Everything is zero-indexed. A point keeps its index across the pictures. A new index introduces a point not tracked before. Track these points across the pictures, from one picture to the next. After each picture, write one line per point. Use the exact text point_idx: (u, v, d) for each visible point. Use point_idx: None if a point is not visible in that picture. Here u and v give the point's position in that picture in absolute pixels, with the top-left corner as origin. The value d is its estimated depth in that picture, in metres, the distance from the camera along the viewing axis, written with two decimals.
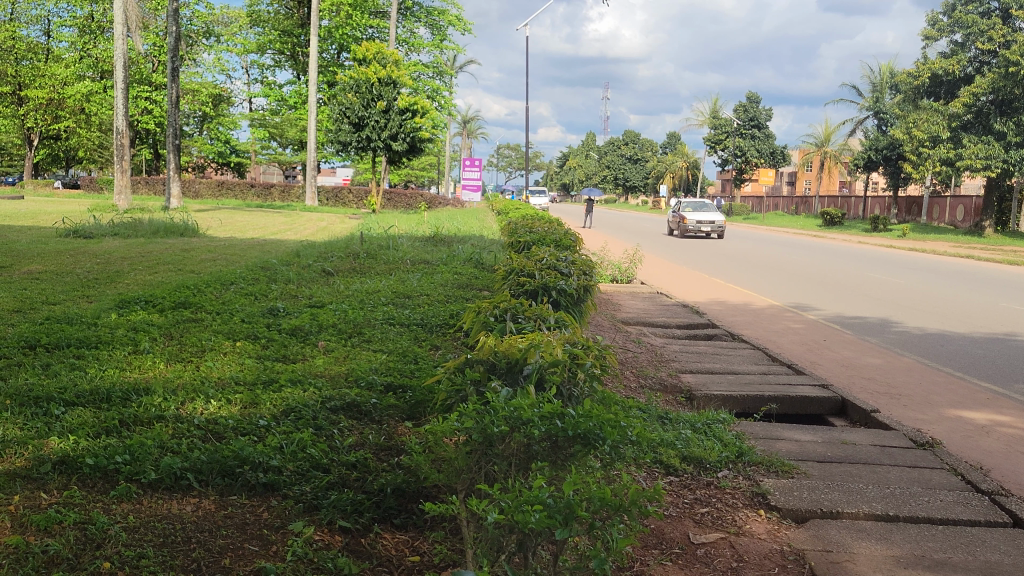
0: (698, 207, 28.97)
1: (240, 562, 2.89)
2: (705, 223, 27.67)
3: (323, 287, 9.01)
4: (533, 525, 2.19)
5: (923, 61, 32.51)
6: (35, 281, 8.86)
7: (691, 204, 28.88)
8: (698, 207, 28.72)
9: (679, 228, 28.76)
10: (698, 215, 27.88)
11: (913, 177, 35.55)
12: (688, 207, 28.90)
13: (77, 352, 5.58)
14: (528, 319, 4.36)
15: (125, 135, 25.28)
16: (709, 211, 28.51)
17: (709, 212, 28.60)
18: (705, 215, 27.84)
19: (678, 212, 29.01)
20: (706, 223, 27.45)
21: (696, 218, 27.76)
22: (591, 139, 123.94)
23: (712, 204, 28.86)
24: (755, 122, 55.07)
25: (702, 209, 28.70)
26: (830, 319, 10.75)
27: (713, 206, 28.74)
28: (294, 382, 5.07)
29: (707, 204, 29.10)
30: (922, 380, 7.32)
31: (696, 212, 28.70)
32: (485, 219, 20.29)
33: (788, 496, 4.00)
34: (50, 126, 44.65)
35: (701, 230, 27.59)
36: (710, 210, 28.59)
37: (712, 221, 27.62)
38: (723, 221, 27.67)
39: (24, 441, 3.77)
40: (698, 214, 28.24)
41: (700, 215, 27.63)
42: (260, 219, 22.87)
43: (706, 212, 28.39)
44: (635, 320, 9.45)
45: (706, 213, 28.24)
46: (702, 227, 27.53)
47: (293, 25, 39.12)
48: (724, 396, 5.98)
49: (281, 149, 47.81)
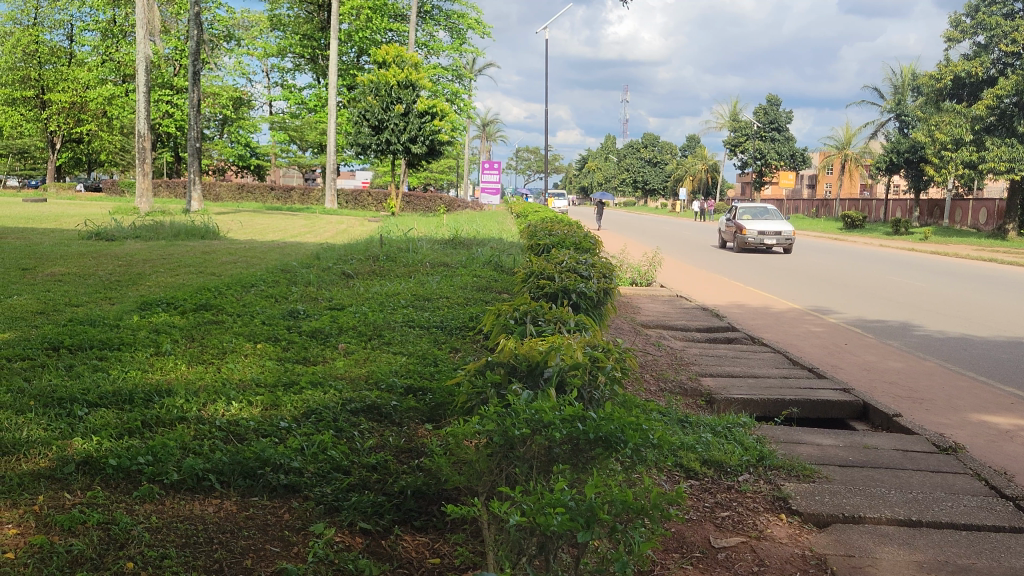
0: (759, 214, 23.74)
1: (260, 563, 2.90)
2: (769, 233, 22.33)
3: (343, 290, 9.03)
4: (555, 528, 2.18)
5: (945, 63, 32.25)
6: (57, 284, 8.89)
7: (751, 211, 23.54)
8: (758, 215, 23.40)
9: (734, 240, 23.38)
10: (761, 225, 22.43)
11: (935, 180, 35.28)
12: (748, 215, 23.72)
13: (100, 354, 5.63)
14: (548, 322, 4.37)
15: (146, 138, 25.38)
16: (771, 220, 23.17)
17: (773, 220, 23.25)
18: (768, 225, 22.40)
19: (732, 220, 23.84)
20: (772, 234, 22.26)
21: (757, 229, 22.49)
22: (610, 142, 123.63)
23: (776, 211, 23.64)
24: (775, 125, 54.89)
25: (765, 217, 23.47)
26: (852, 323, 10.67)
27: (778, 213, 23.55)
28: (315, 383, 5.10)
29: (770, 211, 23.75)
30: (945, 384, 7.25)
31: (757, 221, 23.29)
32: (505, 223, 20.24)
33: (809, 501, 3.97)
34: (73, 129, 45.09)
35: (763, 244, 22.45)
36: (775, 218, 23.40)
37: (778, 232, 22.37)
38: (791, 231, 22.36)
39: (48, 442, 3.80)
40: (759, 223, 22.99)
41: (763, 224, 22.38)
42: (280, 223, 22.84)
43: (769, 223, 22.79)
44: (654, 324, 9.40)
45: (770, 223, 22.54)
46: (766, 240, 22.31)
47: (313, 28, 39.35)
48: (743, 401, 5.95)
49: (300, 152, 47.93)
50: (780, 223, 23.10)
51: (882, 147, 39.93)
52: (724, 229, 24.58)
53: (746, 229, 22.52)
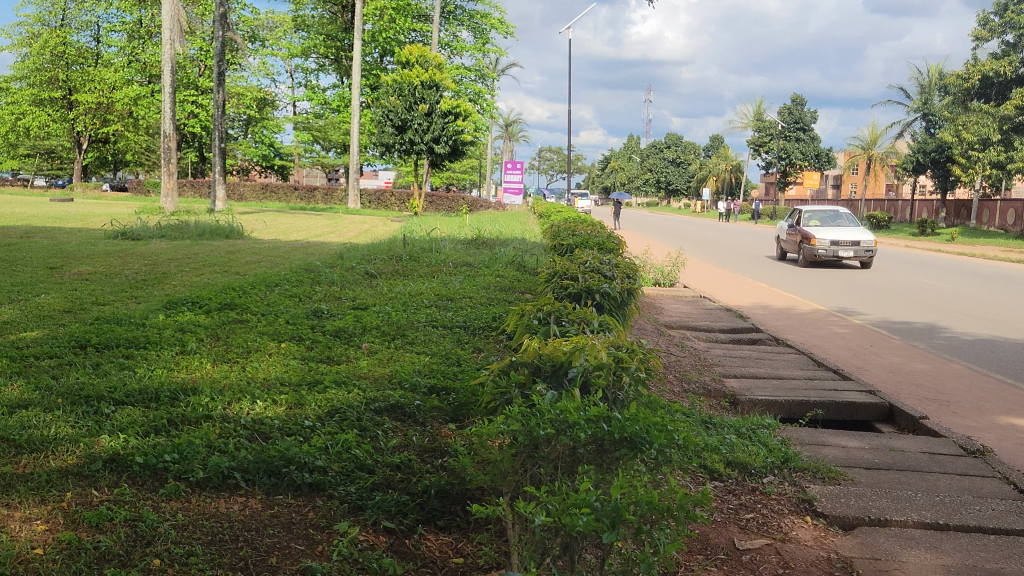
0: (829, 219, 19.06)
1: (286, 562, 2.91)
2: (844, 243, 17.77)
3: (366, 290, 9.08)
4: (581, 529, 2.18)
5: (973, 63, 31.92)
6: (85, 282, 9.00)
7: (819, 214, 18.97)
8: (828, 221, 18.84)
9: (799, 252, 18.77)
10: (833, 233, 17.90)
11: (961, 180, 34.96)
12: (816, 219, 19.07)
13: (126, 352, 5.68)
14: (572, 322, 4.37)
15: (172, 138, 25.44)
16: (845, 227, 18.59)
17: (846, 227, 18.62)
18: (843, 234, 17.87)
19: (795, 227, 19.18)
20: (849, 246, 17.66)
21: (829, 238, 17.90)
22: (633, 142, 122.91)
23: (850, 215, 19.00)
24: (799, 124, 54.53)
25: (837, 223, 18.80)
26: (878, 324, 10.61)
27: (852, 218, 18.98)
28: (339, 383, 5.12)
29: (843, 216, 19.17)
30: (972, 386, 7.19)
31: (826, 227, 18.69)
32: (528, 224, 20.19)
33: (834, 504, 3.94)
34: (100, 129, 45.53)
35: (836, 257, 17.78)
36: (848, 225, 18.73)
37: (856, 242, 17.75)
38: (872, 241, 17.74)
39: (76, 440, 3.84)
40: (831, 231, 18.32)
41: (836, 232, 17.76)
42: (302, 224, 22.78)
43: (843, 231, 18.21)
44: (678, 325, 9.33)
45: (846, 231, 17.96)
46: (840, 252, 17.68)
47: (337, 29, 39.53)
48: (768, 402, 5.93)
49: (324, 152, 48.06)
50: (856, 231, 18.41)
51: (909, 148, 39.58)
52: (784, 238, 19.90)
53: (815, 239, 17.89)
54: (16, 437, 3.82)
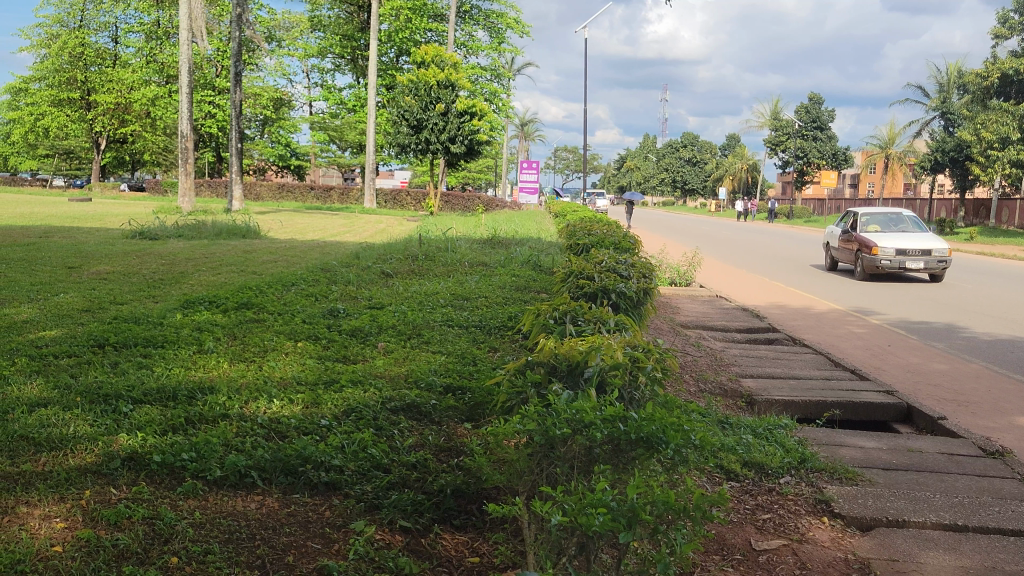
0: (888, 222, 16.35)
1: (303, 560, 2.93)
2: (913, 252, 15.04)
3: (382, 289, 9.12)
4: (598, 528, 2.17)
5: (992, 61, 31.68)
6: (103, 281, 9.07)
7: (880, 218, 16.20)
8: (888, 226, 16.07)
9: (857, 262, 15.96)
10: (899, 241, 15.15)
11: (981, 179, 34.69)
12: (874, 224, 16.32)
13: (144, 352, 5.69)
14: (588, 321, 4.37)
15: (189, 138, 25.46)
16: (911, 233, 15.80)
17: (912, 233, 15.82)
18: (911, 242, 15.14)
19: (850, 232, 16.42)
20: (918, 256, 14.93)
21: (894, 246, 15.15)
22: (650, 141, 122.36)
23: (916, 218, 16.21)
24: (817, 123, 54.22)
25: (900, 228, 16.03)
26: (896, 324, 10.53)
27: (917, 222, 16.19)
28: (355, 382, 5.12)
29: (906, 220, 16.38)
30: (991, 387, 7.13)
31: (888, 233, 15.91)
32: (544, 224, 20.02)
33: (852, 505, 3.92)
34: (118, 130, 45.83)
35: (904, 269, 15.04)
36: (913, 230, 16.00)
37: (925, 251, 15.05)
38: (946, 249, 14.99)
39: (94, 437, 3.87)
40: (893, 236, 15.61)
41: (902, 239, 15.05)
42: (319, 224, 22.74)
43: (910, 237, 15.46)
44: (695, 325, 9.31)
45: (915, 238, 15.21)
46: (907, 263, 14.96)
47: (353, 29, 39.64)
48: (785, 402, 5.91)
49: (340, 152, 48.18)
50: (923, 237, 15.67)
51: (927, 147, 39.32)
52: (836, 245, 17.11)
53: (877, 247, 15.15)
54: (35, 434, 3.85)
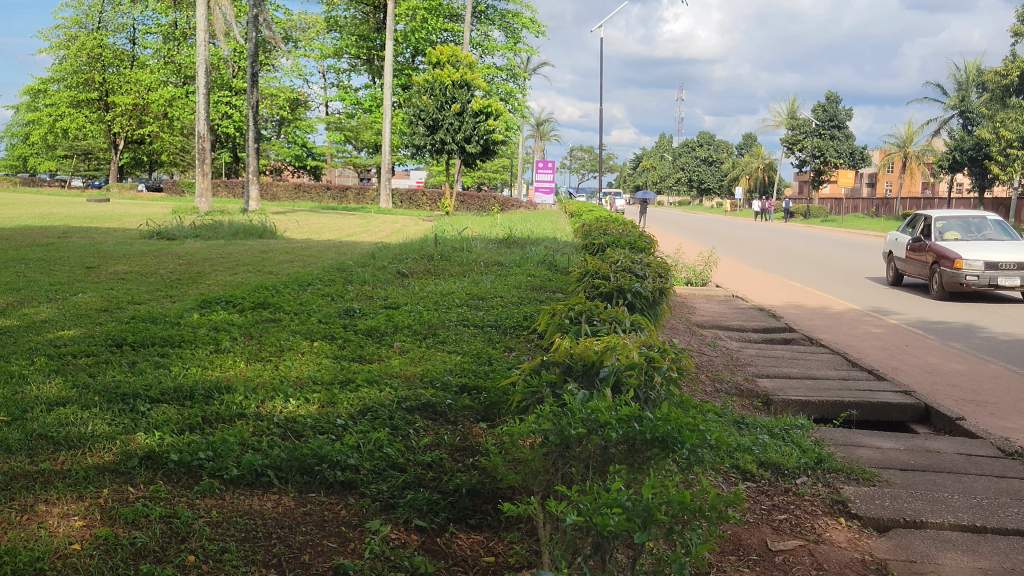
0: (968, 231, 13.83)
1: (319, 559, 2.94)
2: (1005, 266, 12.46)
3: (398, 288, 9.15)
4: (612, 528, 2.17)
5: (1013, 59, 31.35)
6: (122, 281, 9.15)
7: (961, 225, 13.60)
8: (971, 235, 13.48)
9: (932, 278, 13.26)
10: (989, 253, 12.55)
11: (1000, 179, 34.37)
12: (952, 232, 13.78)
13: (161, 352, 5.71)
14: (604, 321, 4.35)
15: (206, 138, 25.51)
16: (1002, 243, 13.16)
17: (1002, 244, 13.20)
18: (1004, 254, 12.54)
19: (923, 241, 13.86)
20: (1012, 271, 12.36)
21: (982, 259, 12.55)
22: (665, 140, 121.93)
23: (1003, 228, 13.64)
24: (834, 122, 53.88)
25: (984, 236, 13.51)
26: (914, 324, 10.46)
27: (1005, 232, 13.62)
28: (371, 382, 5.13)
29: (991, 230, 13.79)
30: (1011, 388, 7.06)
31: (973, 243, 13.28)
32: (560, 223, 19.93)
33: (869, 505, 3.90)
34: (136, 131, 46.10)
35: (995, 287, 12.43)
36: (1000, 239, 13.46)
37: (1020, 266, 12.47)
38: None
39: (113, 436, 3.90)
40: (978, 246, 13.04)
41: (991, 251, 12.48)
42: (334, 223, 22.80)
43: (1000, 249, 12.85)
44: (710, 325, 9.29)
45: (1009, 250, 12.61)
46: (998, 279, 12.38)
47: (369, 29, 39.73)
48: (801, 402, 5.88)
49: (356, 152, 48.25)
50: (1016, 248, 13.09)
51: (945, 145, 38.92)
52: (903, 257, 14.50)
53: (960, 259, 12.57)
54: (54, 434, 3.87)
